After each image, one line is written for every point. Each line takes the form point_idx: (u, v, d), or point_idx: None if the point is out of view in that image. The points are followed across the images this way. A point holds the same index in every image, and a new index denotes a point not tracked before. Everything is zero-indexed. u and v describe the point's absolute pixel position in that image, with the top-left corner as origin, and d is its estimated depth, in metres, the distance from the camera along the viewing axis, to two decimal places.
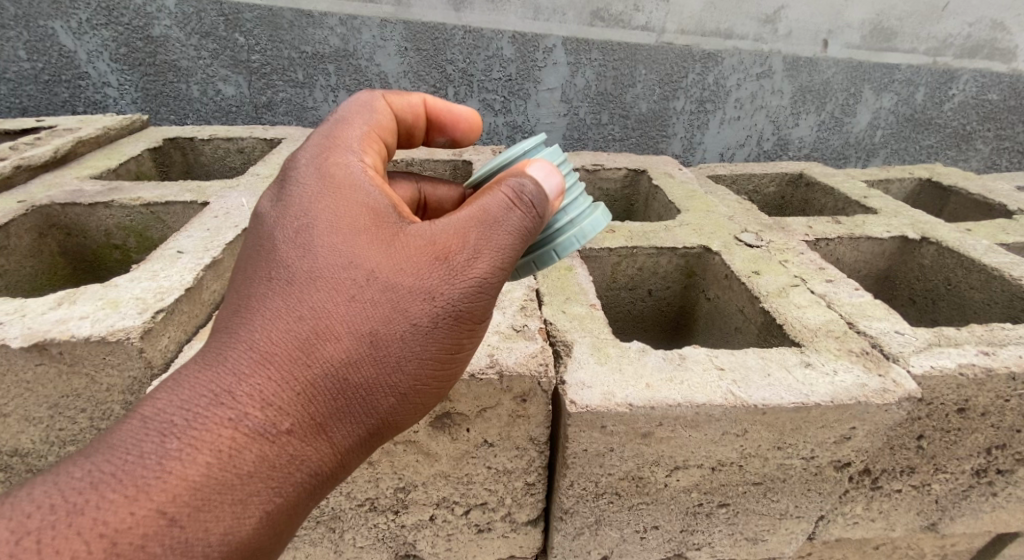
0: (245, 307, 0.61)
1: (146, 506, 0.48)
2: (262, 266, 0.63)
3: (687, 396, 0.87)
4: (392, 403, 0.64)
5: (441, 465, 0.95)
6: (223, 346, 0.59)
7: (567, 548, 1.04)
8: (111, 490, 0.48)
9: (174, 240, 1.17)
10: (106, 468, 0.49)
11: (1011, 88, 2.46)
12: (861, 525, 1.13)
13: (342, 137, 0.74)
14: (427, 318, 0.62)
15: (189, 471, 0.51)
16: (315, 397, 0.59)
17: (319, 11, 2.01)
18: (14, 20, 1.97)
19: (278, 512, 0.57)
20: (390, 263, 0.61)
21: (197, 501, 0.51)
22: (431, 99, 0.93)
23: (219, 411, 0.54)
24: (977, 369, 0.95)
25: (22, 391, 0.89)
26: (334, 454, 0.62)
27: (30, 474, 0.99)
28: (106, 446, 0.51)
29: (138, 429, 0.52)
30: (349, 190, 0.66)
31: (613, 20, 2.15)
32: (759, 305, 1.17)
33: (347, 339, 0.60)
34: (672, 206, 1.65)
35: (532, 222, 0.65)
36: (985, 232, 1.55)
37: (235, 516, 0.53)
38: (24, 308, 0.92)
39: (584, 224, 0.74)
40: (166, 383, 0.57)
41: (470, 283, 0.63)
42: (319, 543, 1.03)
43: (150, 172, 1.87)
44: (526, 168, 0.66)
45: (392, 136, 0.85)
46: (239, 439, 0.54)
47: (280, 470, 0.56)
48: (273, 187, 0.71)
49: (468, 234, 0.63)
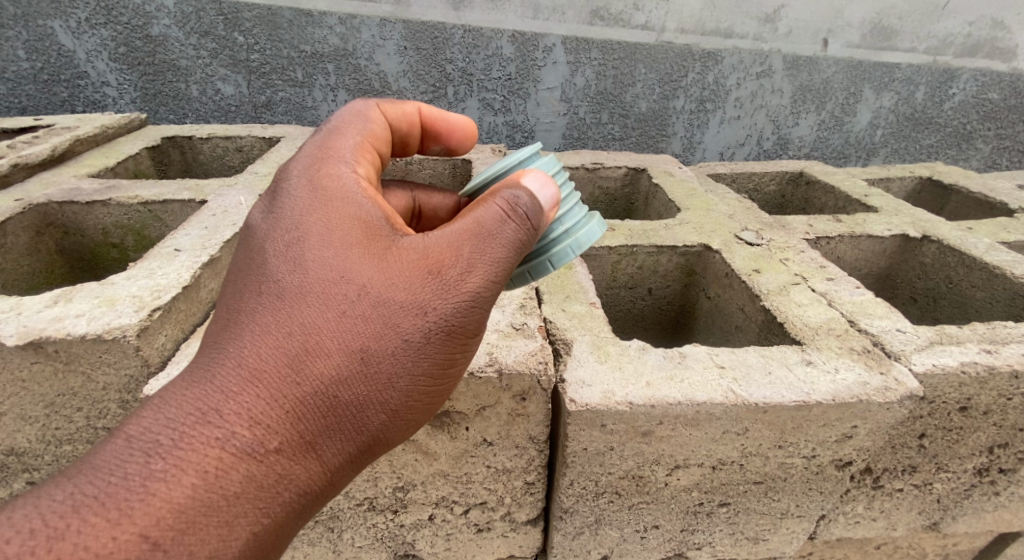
0: (234, 322, 0.60)
1: (129, 529, 0.47)
2: (252, 280, 0.62)
3: (688, 395, 0.86)
4: (382, 419, 0.63)
5: (440, 464, 0.95)
6: (211, 362, 0.58)
7: (567, 548, 1.03)
8: (93, 513, 0.47)
9: (171, 238, 1.16)
10: (89, 490, 0.49)
11: (1012, 87, 2.46)
12: (863, 525, 1.12)
13: (335, 147, 0.74)
14: (418, 334, 0.62)
15: (175, 493, 0.50)
16: (305, 414, 0.58)
17: (318, 11, 2.00)
18: (13, 20, 1.96)
19: (266, 532, 0.57)
20: (382, 278, 0.61)
21: (182, 524, 0.50)
22: (426, 108, 0.93)
23: (206, 430, 0.54)
24: (980, 368, 0.95)
25: (17, 390, 0.88)
26: (324, 471, 0.61)
27: (26, 474, 0.98)
28: (89, 467, 0.51)
29: (123, 450, 0.52)
30: (341, 203, 0.65)
31: (613, 20, 2.14)
32: (760, 303, 1.17)
33: (338, 355, 0.59)
34: (672, 204, 1.64)
35: (526, 235, 0.65)
36: (986, 230, 1.54)
37: (221, 538, 0.52)
38: (19, 307, 0.91)
39: (580, 234, 0.73)
40: (152, 400, 0.56)
41: (463, 297, 0.62)
42: (318, 543, 1.02)
43: (148, 171, 1.86)
44: (520, 180, 0.66)
45: (387, 145, 0.84)
46: (226, 459, 0.53)
47: (268, 489, 0.56)
48: (265, 198, 0.70)
49: (461, 247, 0.62)
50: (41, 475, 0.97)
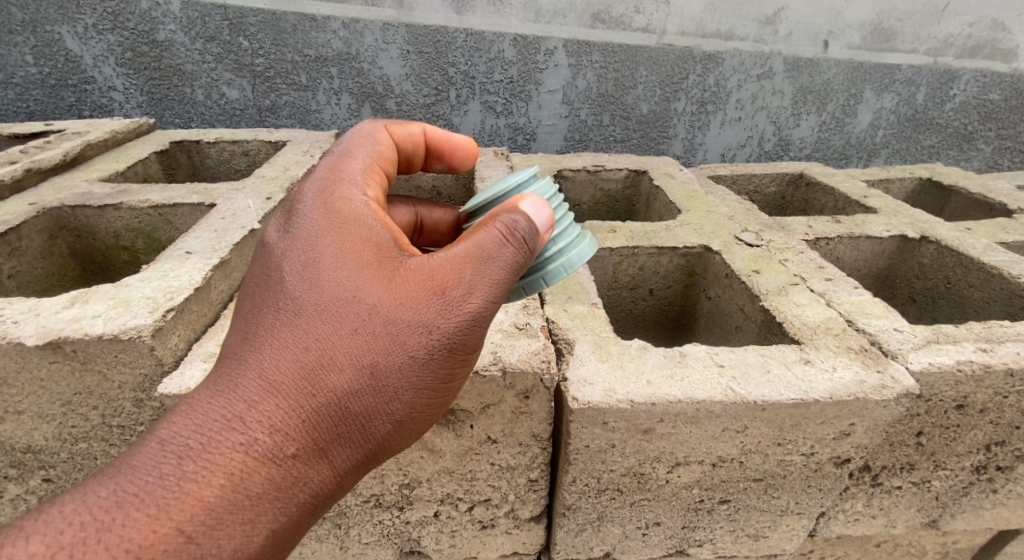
0: (253, 335, 0.62)
1: (166, 524, 0.50)
2: (269, 296, 0.65)
3: (688, 392, 0.88)
4: (388, 429, 0.65)
5: (445, 462, 0.96)
6: (232, 373, 0.60)
7: (569, 544, 1.05)
8: (134, 508, 0.50)
9: (182, 242, 1.18)
10: (129, 488, 0.52)
11: (1012, 87, 2.47)
12: (862, 523, 1.14)
13: (346, 169, 0.77)
14: (423, 350, 0.64)
15: (206, 493, 0.53)
16: (318, 423, 0.60)
17: (321, 16, 2.03)
18: (20, 26, 1.99)
19: (282, 531, 0.59)
20: (391, 297, 0.63)
21: (211, 521, 0.53)
22: (431, 128, 0.95)
23: (230, 436, 0.56)
24: (976, 367, 0.96)
25: (35, 388, 0.90)
26: (334, 476, 0.64)
27: (41, 472, 1.00)
28: (127, 467, 0.53)
29: (156, 452, 0.54)
30: (354, 225, 0.68)
31: (613, 23, 2.16)
32: (759, 303, 1.18)
33: (349, 369, 0.61)
34: (672, 206, 1.66)
35: (524, 257, 0.67)
36: (985, 231, 1.56)
37: (245, 534, 0.55)
38: (37, 308, 0.94)
39: (572, 254, 0.76)
40: (179, 406, 0.59)
41: (465, 317, 0.64)
42: (325, 539, 1.04)
43: (156, 175, 1.89)
44: (518, 204, 0.68)
45: (393, 165, 0.87)
46: (249, 463, 0.56)
47: (285, 492, 0.58)
48: (279, 216, 0.73)
49: (464, 269, 0.64)
50: (56, 473, 0.99)
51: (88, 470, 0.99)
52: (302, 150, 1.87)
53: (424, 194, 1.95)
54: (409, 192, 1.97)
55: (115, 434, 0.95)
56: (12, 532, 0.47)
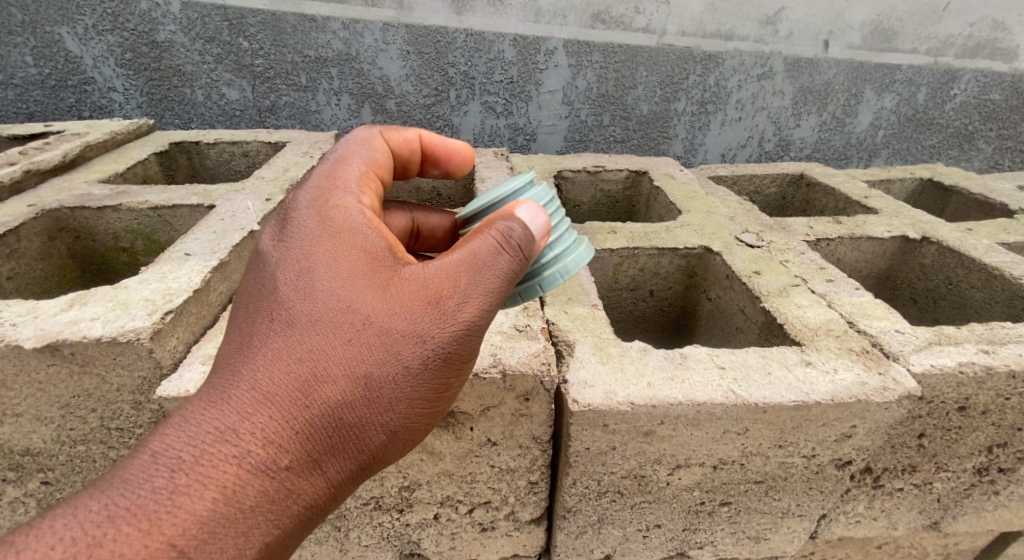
0: (246, 345, 0.62)
1: (158, 538, 0.50)
2: (263, 306, 0.64)
3: (688, 394, 0.88)
4: (383, 439, 0.65)
5: (445, 464, 0.96)
6: (225, 384, 0.60)
7: (569, 547, 1.05)
8: (126, 523, 0.50)
9: (181, 243, 1.18)
10: (121, 502, 0.51)
11: (1013, 87, 2.47)
12: (863, 525, 1.13)
13: (341, 177, 0.77)
14: (418, 360, 0.63)
15: (198, 506, 0.53)
16: (312, 435, 0.60)
17: (321, 17, 2.02)
18: (20, 27, 1.99)
19: (276, 543, 0.59)
20: (385, 307, 0.63)
21: (204, 534, 0.52)
22: (427, 134, 0.95)
23: (223, 448, 0.56)
24: (978, 368, 0.96)
25: (34, 390, 0.90)
26: (329, 487, 0.63)
27: (40, 474, 0.99)
28: (120, 480, 0.53)
29: (149, 465, 0.54)
30: (348, 234, 0.67)
31: (613, 23, 2.15)
32: (760, 305, 1.18)
33: (343, 380, 0.61)
34: (672, 206, 1.66)
35: (519, 265, 0.66)
36: (986, 231, 1.55)
37: (238, 547, 0.55)
38: (35, 311, 0.93)
39: (568, 260, 0.77)
40: (173, 418, 0.58)
41: (460, 326, 0.64)
42: (324, 542, 1.04)
43: (156, 176, 1.89)
44: (514, 210, 0.68)
45: (389, 171, 0.87)
46: (243, 475, 0.56)
47: (279, 503, 0.58)
48: (273, 225, 0.73)
49: (459, 278, 0.64)
50: (55, 475, 0.99)
51: (87, 473, 0.99)
52: (302, 150, 1.87)
53: (424, 195, 1.95)
54: (409, 193, 1.97)
55: (114, 437, 0.95)
56: (6, 546, 0.47)
